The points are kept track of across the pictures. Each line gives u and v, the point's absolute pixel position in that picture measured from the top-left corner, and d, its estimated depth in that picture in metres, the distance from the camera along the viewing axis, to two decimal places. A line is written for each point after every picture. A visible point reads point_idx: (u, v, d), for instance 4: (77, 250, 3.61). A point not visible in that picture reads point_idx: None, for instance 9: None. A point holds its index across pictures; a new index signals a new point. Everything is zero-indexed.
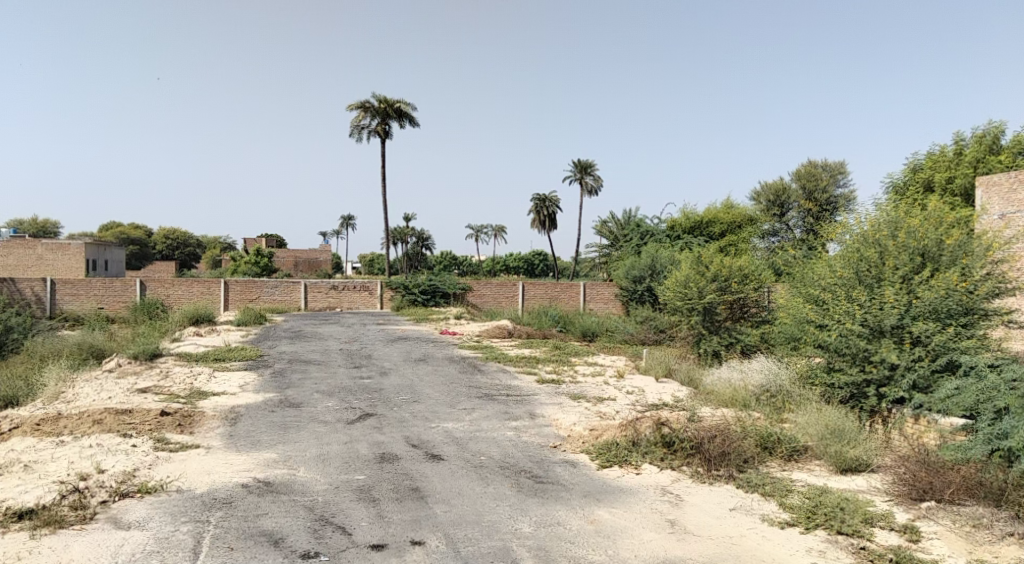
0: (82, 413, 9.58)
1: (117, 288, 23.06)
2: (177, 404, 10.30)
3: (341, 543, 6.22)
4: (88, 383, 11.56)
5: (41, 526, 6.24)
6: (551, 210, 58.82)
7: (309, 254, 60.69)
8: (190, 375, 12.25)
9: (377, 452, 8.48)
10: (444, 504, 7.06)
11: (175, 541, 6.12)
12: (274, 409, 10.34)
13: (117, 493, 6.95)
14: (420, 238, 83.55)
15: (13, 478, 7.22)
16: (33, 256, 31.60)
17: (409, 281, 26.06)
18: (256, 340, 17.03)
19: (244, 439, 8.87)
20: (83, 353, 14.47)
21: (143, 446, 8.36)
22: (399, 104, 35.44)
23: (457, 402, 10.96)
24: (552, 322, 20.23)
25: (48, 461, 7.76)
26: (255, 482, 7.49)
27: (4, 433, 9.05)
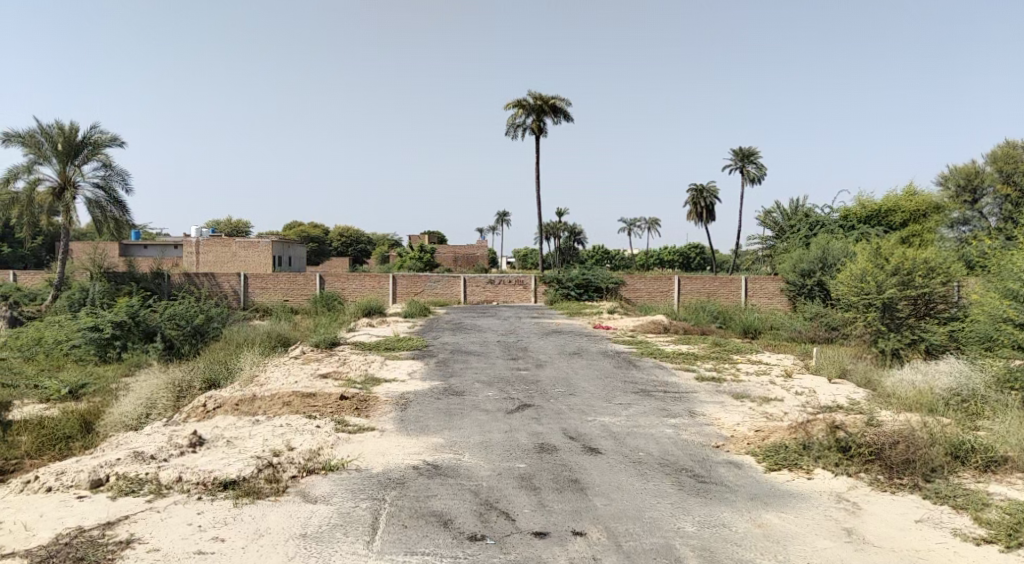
0: (274, 395, 10.58)
1: (300, 282, 25.12)
2: (353, 389, 11.10)
3: (506, 528, 6.41)
4: (277, 368, 12.72)
5: (243, 496, 6.96)
6: (709, 202, 56.87)
7: (468, 250, 62.84)
8: (364, 362, 13.15)
9: (537, 443, 8.64)
10: (604, 497, 7.08)
11: (356, 517, 6.60)
12: (440, 396, 10.85)
13: (305, 470, 7.61)
14: (573, 233, 84.01)
15: (219, 452, 8.11)
16: (230, 253, 35.17)
17: (563, 275, 26.27)
18: (421, 330, 17.95)
19: (413, 424, 9.37)
20: (272, 340, 15.93)
21: (325, 427, 9.08)
22: (554, 100, 35.75)
23: (614, 396, 10.93)
24: (711, 318, 19.60)
25: (247, 438, 8.64)
26: (425, 465, 7.90)
27: (209, 411, 10.18)
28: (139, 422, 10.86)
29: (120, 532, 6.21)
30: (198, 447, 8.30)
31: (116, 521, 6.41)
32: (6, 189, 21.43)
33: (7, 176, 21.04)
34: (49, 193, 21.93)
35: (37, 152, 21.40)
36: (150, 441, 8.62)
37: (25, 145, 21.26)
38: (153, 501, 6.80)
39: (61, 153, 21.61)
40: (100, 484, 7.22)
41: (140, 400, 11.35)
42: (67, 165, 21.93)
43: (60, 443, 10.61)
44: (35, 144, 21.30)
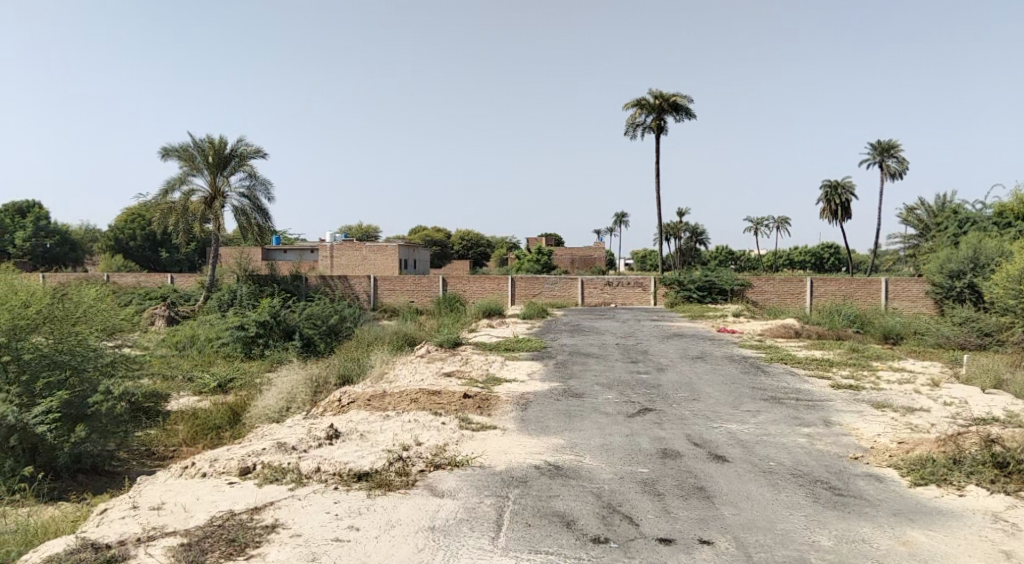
0: (402, 392, 11.01)
1: (425, 284, 26.01)
2: (476, 388, 11.36)
3: (629, 533, 6.36)
4: (404, 366, 13.24)
5: (375, 487, 7.30)
6: (845, 198, 53.71)
7: (587, 252, 62.68)
8: (486, 362, 13.43)
9: (660, 448, 8.50)
10: (732, 507, 6.87)
11: (481, 512, 6.76)
12: (560, 398, 10.89)
13: (432, 464, 7.87)
14: (695, 234, 81.88)
15: (353, 445, 8.54)
16: (359, 257, 36.89)
17: (685, 277, 25.67)
18: (541, 332, 18.09)
19: (535, 424, 9.47)
20: (399, 340, 16.60)
21: (450, 424, 9.36)
22: (675, 98, 34.94)
23: (741, 403, 10.56)
24: (847, 323, 18.52)
25: (378, 432, 9.05)
26: (547, 465, 7.96)
27: (343, 406, 10.76)
28: (280, 415, 11.62)
29: (266, 517, 6.66)
30: (333, 440, 8.77)
31: (262, 506, 6.89)
32: (165, 199, 23.55)
33: (166, 187, 23.14)
34: (201, 202, 23.89)
35: (192, 164, 23.37)
36: (291, 433, 9.20)
37: (181, 158, 23.27)
38: (294, 489, 7.26)
39: (212, 164, 23.50)
40: (248, 471, 7.79)
41: (281, 394, 12.15)
42: (217, 175, 23.81)
43: (211, 433, 11.56)
44: (190, 157, 23.28)
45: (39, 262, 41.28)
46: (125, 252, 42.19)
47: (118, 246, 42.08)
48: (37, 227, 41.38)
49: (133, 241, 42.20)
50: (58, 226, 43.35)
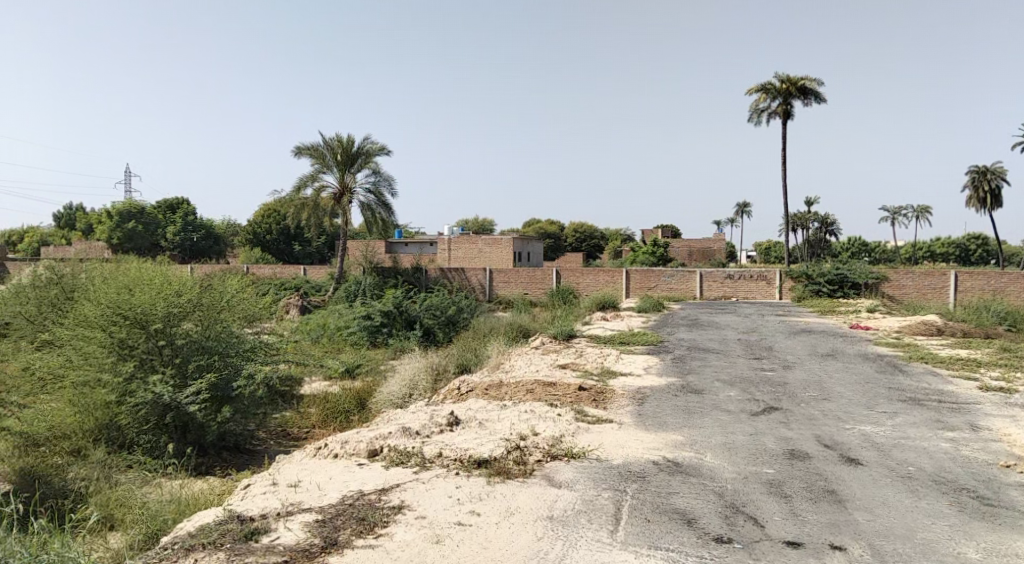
0: (518, 382, 11.18)
1: (539, 277, 26.23)
2: (592, 381, 11.35)
3: (754, 534, 6.17)
4: (520, 357, 13.42)
5: (494, 474, 7.47)
6: (996, 185, 49.26)
7: (706, 244, 60.93)
8: (601, 355, 13.38)
9: (786, 448, 8.18)
10: (867, 513, 6.50)
11: (599, 505, 6.76)
12: (679, 393, 10.69)
13: (549, 455, 7.95)
14: (823, 224, 77.73)
15: (472, 432, 8.77)
16: (476, 250, 37.65)
17: (813, 270, 24.46)
18: (657, 326, 17.81)
19: (652, 419, 9.35)
20: (515, 331, 16.85)
21: (566, 416, 9.41)
22: (804, 82, 33.29)
23: (876, 404, 9.96)
24: (997, 320, 17.04)
25: (496, 421, 9.24)
26: (666, 461, 7.85)
27: (463, 394, 11.06)
28: (403, 401, 12.12)
29: (393, 498, 6.97)
30: (454, 427, 9.04)
31: (389, 488, 7.21)
32: (298, 195, 24.94)
33: (299, 184, 24.51)
34: (331, 198, 25.14)
35: (322, 162, 24.63)
36: (414, 418, 9.56)
37: (313, 157, 24.58)
38: (418, 473, 7.55)
39: (340, 162, 24.66)
40: (375, 453, 8.17)
41: (404, 381, 12.64)
42: (345, 173, 24.97)
43: (340, 416, 12.22)
44: (320, 155, 24.54)
45: (188, 255, 44.88)
46: (263, 245, 45.15)
47: (255, 240, 45.11)
48: (186, 222, 45.02)
49: (270, 234, 45.07)
50: (204, 221, 46.97)
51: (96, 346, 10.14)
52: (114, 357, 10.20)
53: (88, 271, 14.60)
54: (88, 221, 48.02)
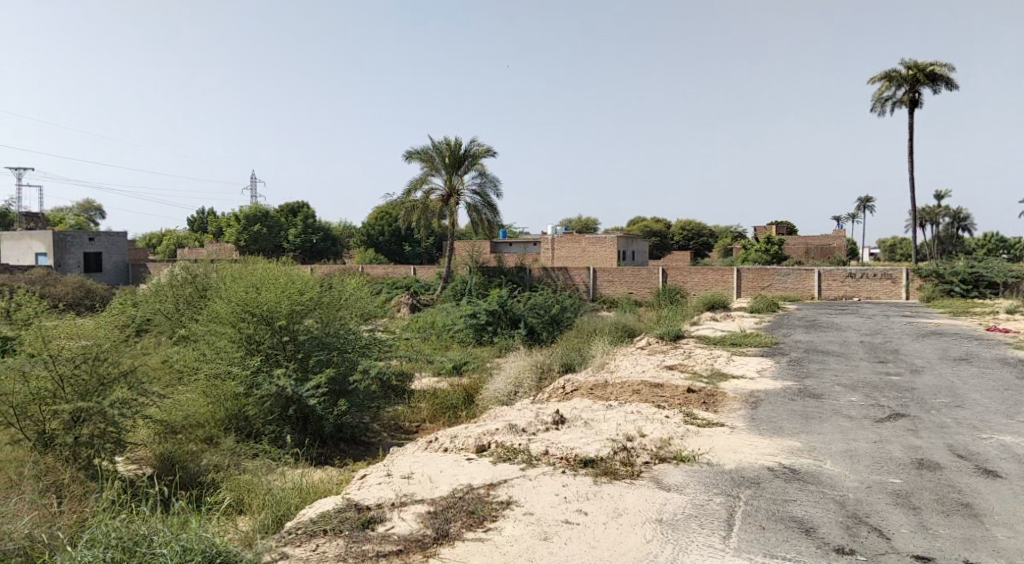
0: (624, 382, 11.07)
1: (644, 276, 25.85)
2: (701, 383, 11.08)
3: (879, 546, 5.85)
4: (626, 357, 13.29)
5: (601, 474, 7.44)
6: None
7: (822, 242, 58.09)
8: (711, 357, 13.03)
9: (914, 457, 7.69)
10: (1006, 529, 6.03)
11: (710, 510, 6.60)
12: (795, 397, 10.26)
13: (658, 457, 7.83)
14: (955, 219, 72.33)
15: (578, 431, 8.77)
16: (580, 249, 37.50)
17: (944, 268, 22.81)
18: (771, 327, 17.15)
19: (766, 424, 9.03)
20: (620, 331, 16.70)
21: (674, 418, 9.24)
22: (933, 68, 31.12)
23: (1018, 413, 9.18)
24: None
25: (602, 421, 9.19)
26: (781, 467, 7.56)
27: (568, 393, 11.09)
28: (509, 398, 12.29)
29: (501, 493, 7.09)
30: (560, 425, 9.06)
31: (497, 483, 7.32)
32: (408, 198, 25.75)
33: (409, 187, 25.30)
34: (439, 200, 25.79)
35: (431, 166, 25.32)
36: (520, 415, 9.66)
37: (422, 160, 25.31)
38: (526, 469, 7.63)
39: (448, 165, 25.27)
40: (483, 449, 8.32)
41: (510, 379, 12.80)
42: (453, 175, 25.55)
43: (449, 412, 12.53)
44: (429, 158, 25.24)
45: (309, 256, 47.19)
46: (375, 246, 46.79)
47: (369, 241, 46.73)
48: (305, 225, 47.42)
49: (382, 235, 46.79)
50: (321, 223, 49.31)
51: (227, 341, 10.89)
52: (243, 351, 10.91)
53: (219, 270, 15.64)
54: (218, 224, 51.51)
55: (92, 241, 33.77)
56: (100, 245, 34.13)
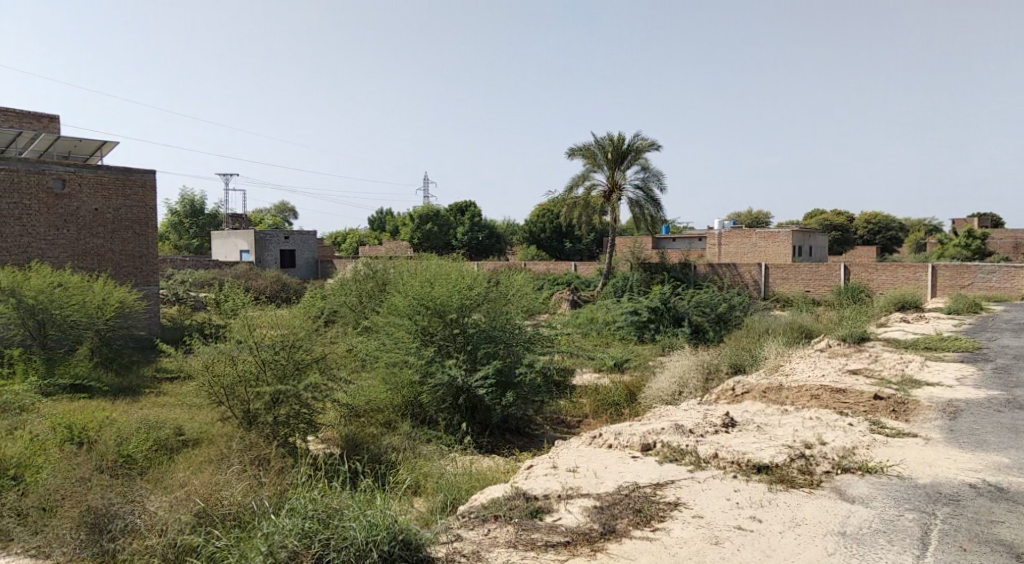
0: (801, 386, 10.45)
1: (823, 272, 24.27)
2: (889, 389, 10.21)
3: None
4: (802, 359, 12.54)
5: (776, 482, 7.09)
6: None
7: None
8: (901, 361, 11.96)
9: None
10: None
11: (901, 526, 6.10)
12: (1002, 409, 9.18)
13: (839, 467, 7.34)
14: None
15: (750, 435, 8.40)
16: (750, 244, 35.81)
17: None
18: (973, 330, 15.44)
19: (968, 437, 8.15)
20: (796, 331, 15.79)
21: (859, 426, 8.59)
22: None
23: None
24: None
25: (776, 426, 8.75)
26: (986, 485, 6.80)
27: (738, 395, 10.65)
28: (674, 398, 12.06)
29: (668, 493, 6.96)
30: (730, 428, 8.74)
31: (664, 483, 7.20)
32: (571, 195, 25.92)
33: (572, 184, 25.46)
34: (601, 196, 25.72)
35: (594, 162, 25.33)
36: (687, 416, 9.43)
37: (584, 156, 25.39)
38: (694, 471, 7.44)
39: (611, 160, 25.13)
40: (649, 448, 8.21)
41: (674, 378, 12.53)
42: (615, 170, 25.39)
43: (611, 409, 12.51)
44: (592, 154, 25.26)
45: (475, 253, 48.87)
46: (537, 243, 47.94)
47: (531, 237, 48.02)
48: (472, 222, 49.14)
49: (544, 232, 47.47)
50: (487, 221, 50.85)
51: (403, 332, 11.60)
52: (418, 342, 11.54)
53: (396, 266, 16.63)
54: (394, 224, 54.79)
55: (287, 239, 37.14)
56: (293, 243, 37.46)
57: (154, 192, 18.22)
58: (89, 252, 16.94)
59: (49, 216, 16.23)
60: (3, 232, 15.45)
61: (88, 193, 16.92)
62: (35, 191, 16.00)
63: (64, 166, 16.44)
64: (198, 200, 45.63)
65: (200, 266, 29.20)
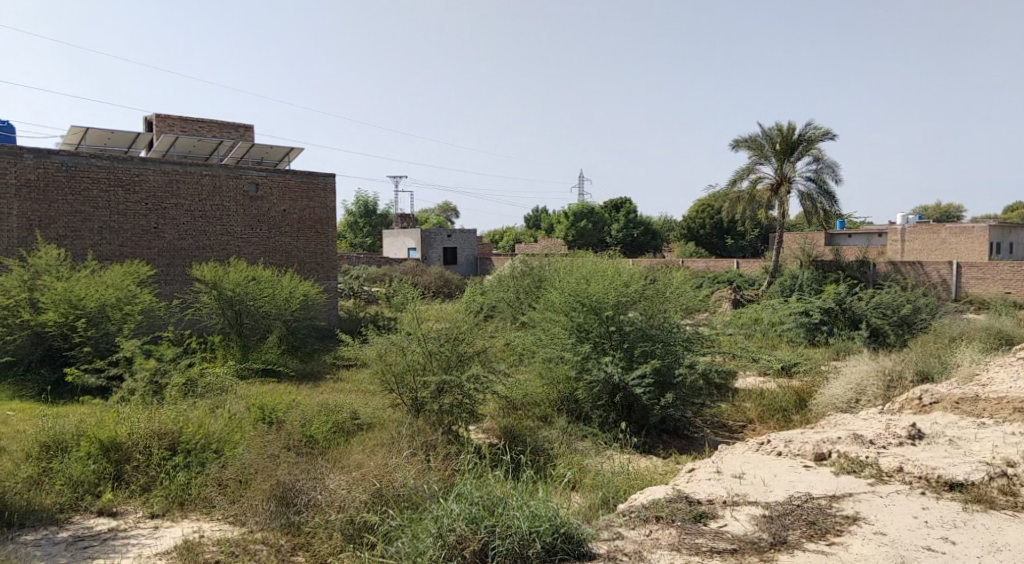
0: (1003, 398, 9.36)
1: None
2: None
3: None
4: (1004, 368, 11.22)
5: (973, 502, 6.42)
6: None
7: None
8: None
9: None
10: None
11: None
12: None
13: None
14: None
15: (940, 450, 7.67)
16: (939, 240, 32.59)
17: None
18: None
19: None
20: (995, 337, 14.17)
21: None
22: None
23: None
24: None
25: (972, 441, 7.92)
26: None
27: (926, 406, 9.76)
28: (849, 406, 11.26)
29: (845, 507, 6.51)
30: (917, 440, 8.02)
31: (841, 496, 6.74)
32: (734, 188, 24.90)
33: (736, 177, 24.46)
34: (768, 189, 24.50)
35: (760, 153, 24.19)
36: (866, 425, 8.76)
37: (750, 148, 24.30)
38: (875, 485, 6.91)
39: (780, 151, 23.86)
40: (823, 457, 7.72)
41: (850, 385, 11.70)
42: (784, 162, 24.06)
43: (778, 415, 11.91)
44: (758, 146, 24.12)
45: (631, 250, 48.35)
46: (696, 239, 46.61)
47: (689, 234, 46.77)
48: (628, 219, 48.58)
49: (703, 229, 46.05)
50: (643, 218, 50.13)
51: (560, 328, 11.73)
52: (574, 339, 11.58)
53: (554, 263, 16.81)
54: (550, 222, 55.44)
55: (449, 237, 38.71)
56: (456, 241, 38.94)
57: (333, 193, 19.69)
58: (278, 249, 18.63)
59: (245, 216, 17.96)
60: (207, 231, 17.28)
61: (278, 195, 18.55)
62: (234, 194, 17.74)
63: (257, 170, 18.11)
64: (371, 200, 48.73)
65: (372, 262, 31.15)
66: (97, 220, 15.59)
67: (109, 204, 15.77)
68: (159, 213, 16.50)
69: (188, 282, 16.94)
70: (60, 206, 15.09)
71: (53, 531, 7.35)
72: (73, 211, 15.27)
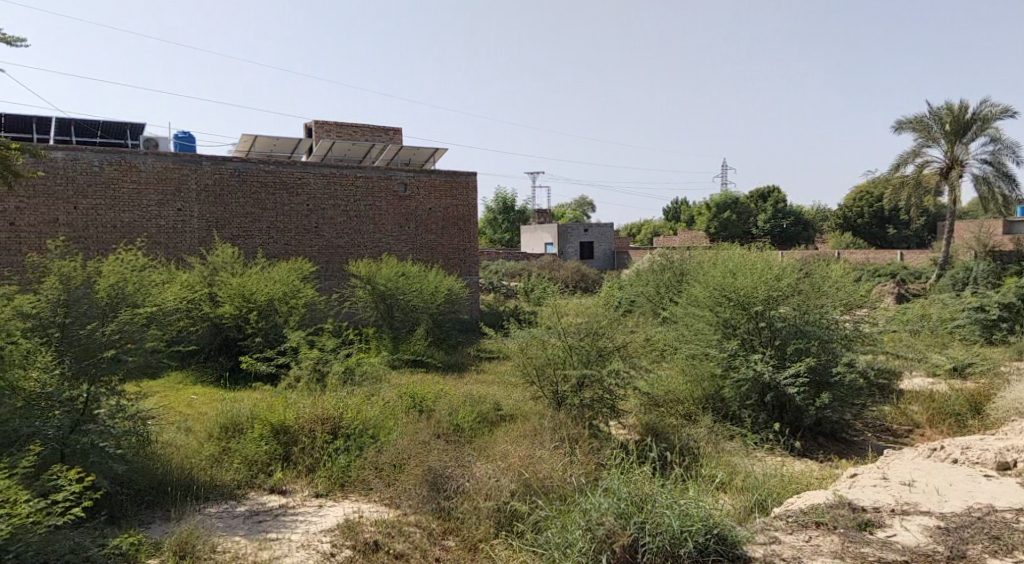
0: None
1: None
2: None
3: None
4: None
5: None
6: None
7: None
8: None
9: None
10: None
11: None
12: None
13: None
14: None
15: None
16: None
17: None
18: None
19: None
20: None
21: None
22: None
23: None
24: None
25: None
26: None
27: None
28: None
29: None
30: None
31: None
32: (896, 173, 23.10)
33: (899, 161, 22.68)
34: (936, 173, 22.52)
35: (928, 135, 22.28)
36: None
37: (915, 129, 22.43)
38: None
39: (951, 132, 21.86)
40: (1007, 468, 7.04)
41: None
42: (956, 143, 22.02)
43: (951, 420, 10.96)
44: (924, 127, 22.22)
45: (781, 241, 46.13)
46: (854, 230, 43.64)
47: (845, 224, 43.90)
48: (776, 209, 46.36)
49: (863, 218, 43.10)
50: (792, 207, 47.64)
51: (705, 324, 11.39)
52: (720, 335, 11.21)
53: (696, 256, 16.34)
54: (691, 214, 53.92)
55: (586, 231, 38.77)
56: (593, 235, 38.90)
57: (475, 191, 20.22)
58: (424, 246, 19.40)
59: (394, 215, 18.84)
60: (360, 229, 18.29)
61: (424, 195, 19.32)
62: (384, 194, 18.66)
63: (405, 171, 18.94)
64: (509, 196, 49.55)
65: (512, 257, 31.72)
66: (264, 220, 16.92)
67: (274, 206, 17.06)
68: (317, 214, 17.66)
69: (344, 277, 18.01)
70: (233, 209, 16.50)
71: (233, 504, 8.04)
72: (244, 213, 16.65)
